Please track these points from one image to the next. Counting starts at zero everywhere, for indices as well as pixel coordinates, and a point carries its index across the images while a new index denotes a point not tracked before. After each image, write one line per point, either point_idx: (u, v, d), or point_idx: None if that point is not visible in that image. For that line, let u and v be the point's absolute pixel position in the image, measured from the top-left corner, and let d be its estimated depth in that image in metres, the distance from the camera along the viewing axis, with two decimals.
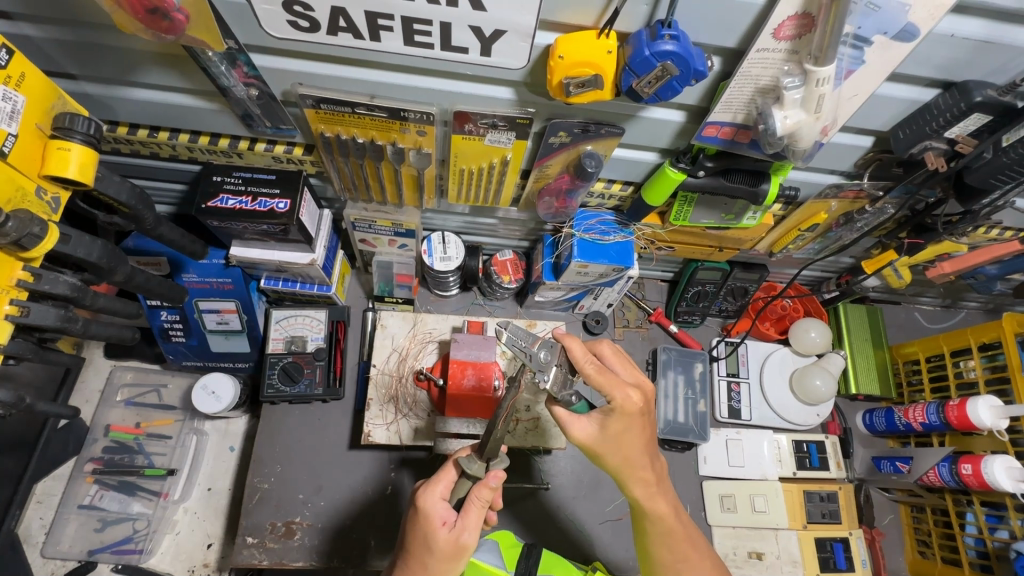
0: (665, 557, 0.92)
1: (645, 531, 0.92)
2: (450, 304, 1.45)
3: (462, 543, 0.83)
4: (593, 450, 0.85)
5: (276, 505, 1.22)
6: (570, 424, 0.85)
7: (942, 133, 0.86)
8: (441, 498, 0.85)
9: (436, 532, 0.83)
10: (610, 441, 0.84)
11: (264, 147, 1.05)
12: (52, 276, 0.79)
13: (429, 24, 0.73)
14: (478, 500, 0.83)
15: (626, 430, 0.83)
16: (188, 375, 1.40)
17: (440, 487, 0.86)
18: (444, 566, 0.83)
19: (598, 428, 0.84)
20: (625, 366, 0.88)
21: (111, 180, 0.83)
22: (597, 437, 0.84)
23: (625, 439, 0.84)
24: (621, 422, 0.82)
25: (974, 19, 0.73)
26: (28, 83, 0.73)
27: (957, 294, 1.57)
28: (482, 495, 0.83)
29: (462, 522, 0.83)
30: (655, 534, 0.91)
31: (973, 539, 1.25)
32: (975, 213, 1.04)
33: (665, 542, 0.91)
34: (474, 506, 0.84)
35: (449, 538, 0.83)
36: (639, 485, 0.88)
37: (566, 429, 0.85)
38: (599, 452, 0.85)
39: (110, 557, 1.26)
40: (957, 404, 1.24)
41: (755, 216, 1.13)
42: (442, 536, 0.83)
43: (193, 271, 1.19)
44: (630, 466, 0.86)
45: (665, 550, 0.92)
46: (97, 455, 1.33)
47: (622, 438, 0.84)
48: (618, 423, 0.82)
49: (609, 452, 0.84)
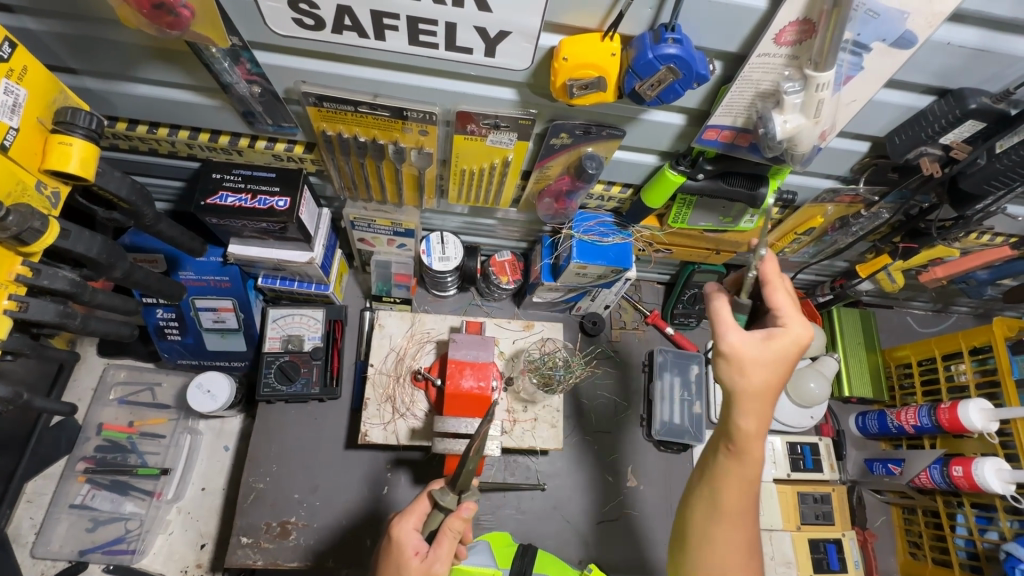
0: (728, 504, 0.82)
1: (716, 471, 0.83)
2: (447, 304, 1.45)
3: (432, 574, 0.82)
4: (728, 360, 0.79)
5: (272, 504, 1.22)
6: (724, 326, 0.79)
7: (937, 139, 0.88)
8: (414, 529, 0.86)
9: (409, 561, 0.83)
10: (757, 361, 0.78)
11: (265, 145, 1.04)
12: (51, 272, 0.78)
13: (434, 23, 0.73)
14: (450, 531, 0.83)
15: (782, 359, 0.78)
16: (182, 374, 1.39)
17: (413, 517, 0.87)
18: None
19: (748, 341, 0.78)
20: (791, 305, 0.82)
21: (112, 175, 0.83)
22: (743, 350, 0.78)
23: (774, 367, 0.78)
24: (779, 350, 0.78)
25: (969, 28, 0.74)
26: (30, 76, 0.72)
27: (949, 299, 1.59)
28: (454, 526, 0.83)
29: (434, 553, 0.83)
30: (731, 475, 0.82)
31: (964, 540, 1.26)
32: (967, 219, 1.06)
33: (738, 492, 0.82)
34: (446, 538, 0.84)
35: (419, 568, 0.82)
36: (752, 420, 0.79)
37: (721, 328, 0.79)
38: (746, 367, 0.78)
39: (102, 557, 1.24)
40: (948, 406, 1.26)
41: (753, 219, 1.14)
42: (414, 566, 0.82)
43: (191, 269, 1.18)
44: (756, 393, 0.78)
45: (732, 502, 0.82)
46: (90, 453, 1.32)
47: (767, 363, 0.78)
48: (782, 348, 0.78)
49: (756, 372, 0.78)
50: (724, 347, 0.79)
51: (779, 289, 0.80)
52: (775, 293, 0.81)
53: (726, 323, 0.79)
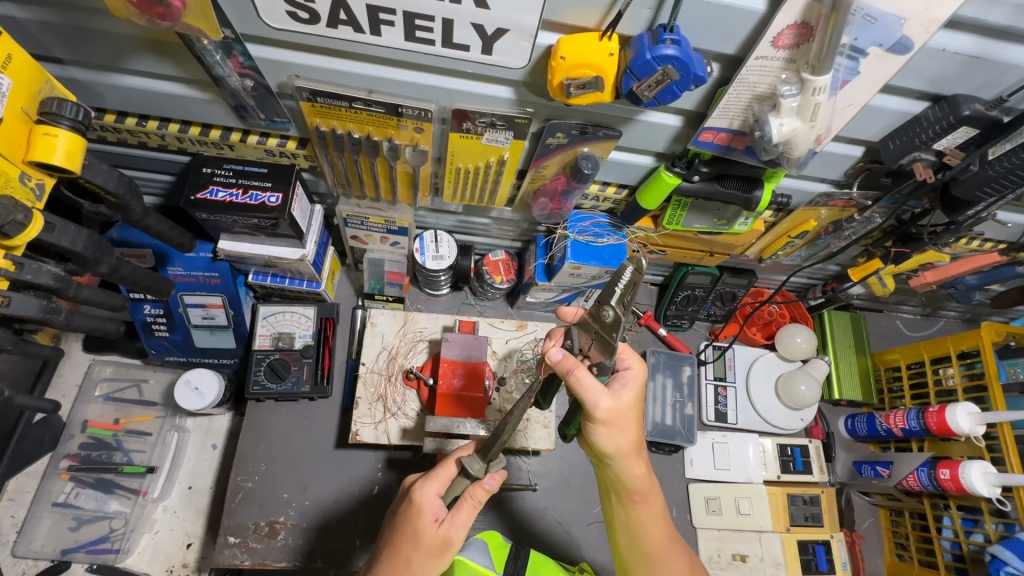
0: (658, 540, 0.90)
1: (636, 519, 0.89)
2: (440, 303, 1.44)
3: (449, 540, 0.82)
4: (604, 423, 0.80)
5: (259, 504, 1.20)
6: (592, 394, 0.77)
7: (931, 144, 0.88)
8: (437, 494, 0.83)
9: (427, 526, 0.81)
10: (625, 413, 0.81)
11: (257, 140, 1.02)
12: (34, 265, 0.76)
13: (431, 20, 0.73)
14: (472, 499, 0.83)
15: (634, 403, 0.82)
16: (170, 371, 1.37)
17: (439, 483, 0.84)
18: (426, 561, 0.81)
19: (616, 402, 0.79)
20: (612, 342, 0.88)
21: (99, 168, 0.81)
22: (612, 411, 0.79)
23: (634, 412, 0.83)
24: (634, 394, 0.83)
25: (966, 34, 0.74)
26: (15, 65, 0.70)
27: (937, 304, 1.61)
28: (475, 495, 0.83)
29: (453, 519, 0.82)
30: (643, 516, 0.89)
31: (950, 542, 1.28)
32: (958, 224, 1.05)
33: (658, 525, 0.90)
34: (466, 505, 0.83)
35: (436, 534, 0.81)
36: (637, 465, 0.85)
37: (592, 394, 0.77)
38: (616, 421, 0.80)
39: (85, 557, 1.22)
40: (936, 410, 1.27)
41: (748, 222, 1.14)
42: (431, 532, 0.81)
43: (179, 264, 1.17)
44: (630, 447, 0.83)
45: (653, 537, 0.89)
46: (74, 451, 1.30)
47: (630, 414, 0.82)
48: (636, 391, 0.82)
49: (621, 420, 0.80)
50: (599, 415, 0.78)
51: (631, 351, 0.85)
52: (626, 354, 0.85)
53: (593, 390, 0.77)
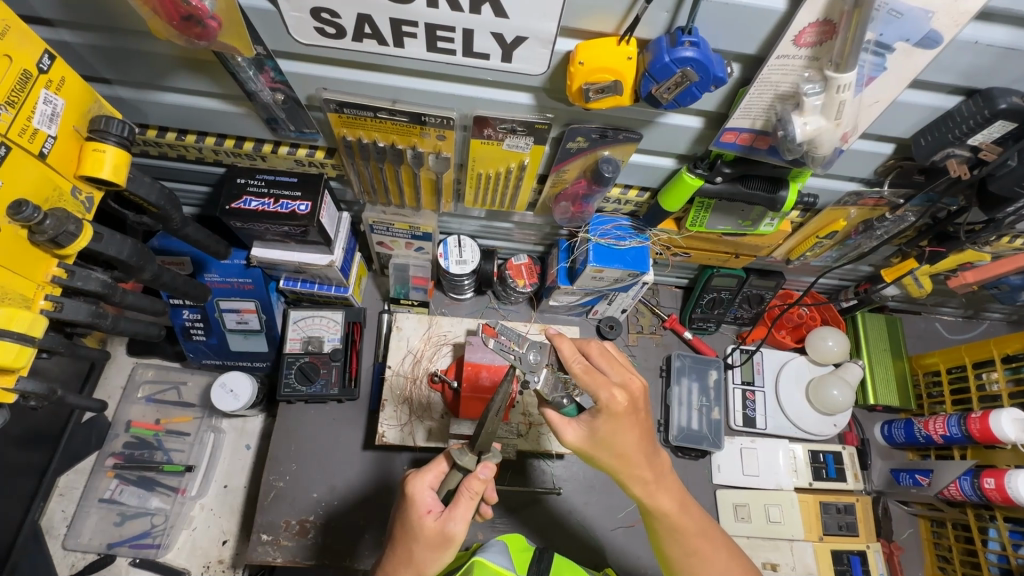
0: (676, 553, 0.92)
1: (656, 533, 0.93)
2: (465, 307, 1.46)
3: (447, 533, 0.83)
4: (585, 452, 0.87)
5: (290, 503, 1.23)
6: (558, 425, 0.86)
7: (966, 140, 0.85)
8: (430, 487, 0.87)
9: (422, 520, 0.84)
10: (600, 443, 0.85)
11: (287, 151, 1.07)
12: (84, 273, 0.81)
13: (452, 30, 0.74)
14: (468, 492, 0.83)
15: (617, 430, 0.83)
16: (207, 374, 1.43)
17: (430, 476, 0.87)
18: (427, 554, 0.84)
19: (587, 432, 0.85)
20: (614, 366, 0.87)
21: (142, 181, 0.86)
22: (586, 440, 0.85)
23: (615, 441, 0.84)
24: (610, 424, 0.83)
25: (998, 26, 0.72)
26: (68, 87, 0.75)
27: (979, 305, 1.54)
28: (473, 487, 0.83)
29: (449, 512, 0.84)
30: (667, 526, 0.91)
31: (997, 555, 1.22)
32: (998, 222, 1.02)
33: (676, 540, 0.92)
34: (463, 497, 0.84)
35: (433, 527, 0.84)
36: (645, 472, 0.88)
37: (558, 434, 0.86)
38: (592, 454, 0.86)
39: (128, 551, 1.28)
40: (979, 416, 1.22)
41: (773, 222, 1.12)
42: (428, 524, 0.84)
43: (215, 271, 1.22)
44: (625, 463, 0.86)
45: (675, 546, 0.92)
46: (118, 450, 1.36)
47: (610, 442, 0.84)
48: (603, 425, 0.83)
49: (601, 452, 0.85)
50: (571, 443, 0.86)
51: (599, 389, 0.81)
52: (600, 391, 0.81)
53: (558, 421, 0.86)
